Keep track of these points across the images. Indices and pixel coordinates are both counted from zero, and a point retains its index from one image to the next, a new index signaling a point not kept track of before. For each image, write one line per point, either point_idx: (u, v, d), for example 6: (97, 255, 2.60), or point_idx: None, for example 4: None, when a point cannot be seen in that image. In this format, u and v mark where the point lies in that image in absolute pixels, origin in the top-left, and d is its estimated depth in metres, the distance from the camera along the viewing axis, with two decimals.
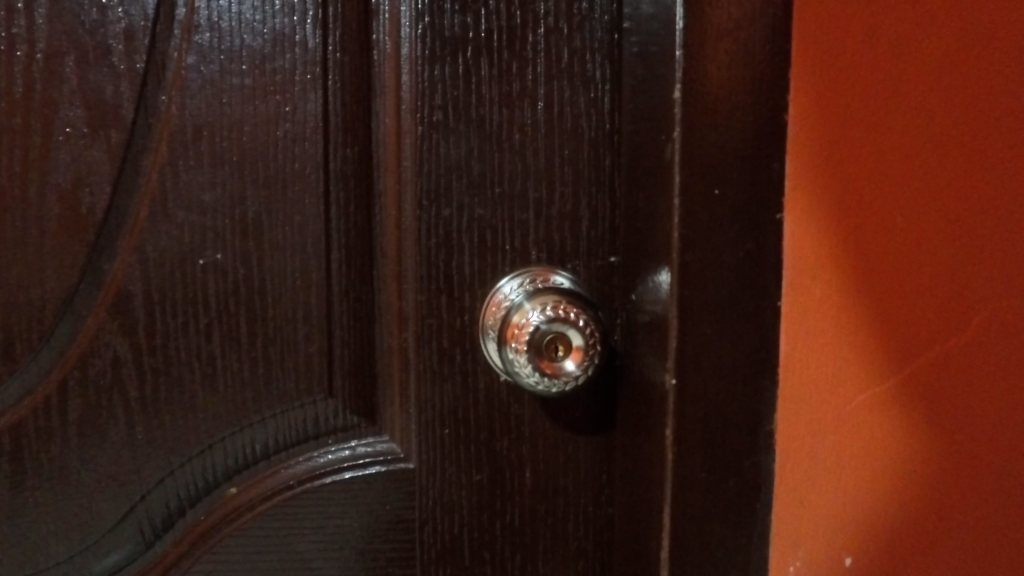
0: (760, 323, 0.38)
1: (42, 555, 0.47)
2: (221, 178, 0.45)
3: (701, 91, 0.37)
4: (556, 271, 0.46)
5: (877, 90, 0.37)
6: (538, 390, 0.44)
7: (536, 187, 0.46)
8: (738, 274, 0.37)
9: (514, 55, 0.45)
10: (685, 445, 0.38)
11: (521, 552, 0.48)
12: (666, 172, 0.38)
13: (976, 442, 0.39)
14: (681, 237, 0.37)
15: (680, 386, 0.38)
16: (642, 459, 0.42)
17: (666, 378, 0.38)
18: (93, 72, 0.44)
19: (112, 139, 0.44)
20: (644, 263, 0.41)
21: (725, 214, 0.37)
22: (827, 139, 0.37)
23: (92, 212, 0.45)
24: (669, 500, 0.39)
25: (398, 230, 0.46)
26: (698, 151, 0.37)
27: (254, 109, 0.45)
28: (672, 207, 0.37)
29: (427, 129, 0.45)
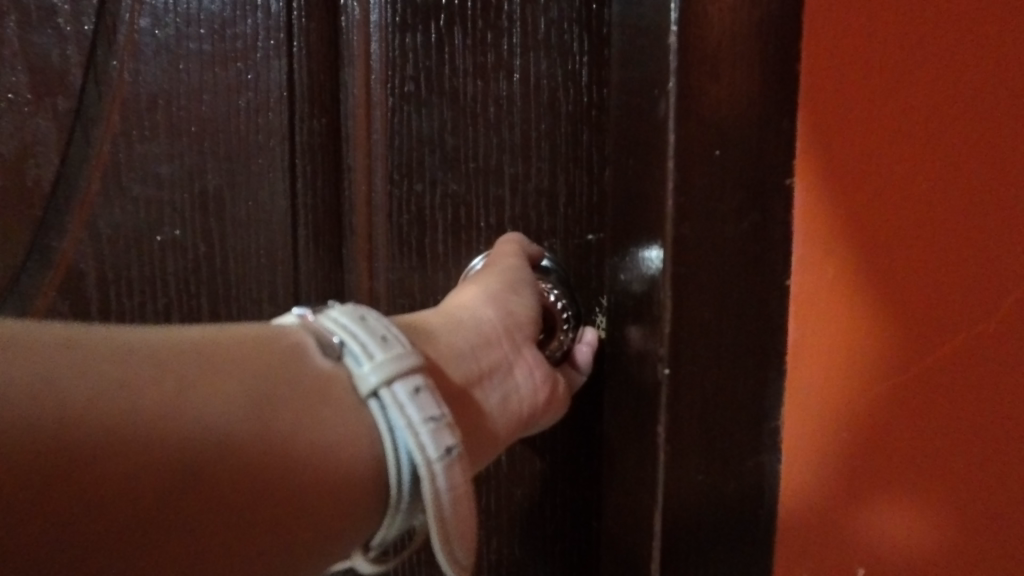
0: (759, 300, 0.37)
1: None
2: (179, 150, 0.42)
3: (697, 49, 0.34)
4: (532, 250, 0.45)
5: (887, 82, 0.35)
6: None
7: (511, 161, 0.44)
8: (735, 248, 0.37)
9: (489, 24, 0.43)
10: (676, 431, 0.37)
11: (497, 536, 0.47)
12: (660, 134, 0.36)
13: (992, 455, 0.36)
14: (676, 206, 0.35)
15: (674, 376, 0.36)
16: (624, 439, 0.41)
17: (660, 369, 0.36)
18: (37, 34, 0.41)
19: (58, 107, 0.41)
20: (633, 239, 0.39)
21: (721, 184, 0.36)
22: (830, 124, 0.35)
23: (38, 184, 0.42)
24: (663, 495, 0.37)
25: (369, 206, 0.44)
26: (696, 113, 0.35)
27: (213, 77, 0.42)
28: (667, 169, 0.35)
29: (399, 101, 0.43)
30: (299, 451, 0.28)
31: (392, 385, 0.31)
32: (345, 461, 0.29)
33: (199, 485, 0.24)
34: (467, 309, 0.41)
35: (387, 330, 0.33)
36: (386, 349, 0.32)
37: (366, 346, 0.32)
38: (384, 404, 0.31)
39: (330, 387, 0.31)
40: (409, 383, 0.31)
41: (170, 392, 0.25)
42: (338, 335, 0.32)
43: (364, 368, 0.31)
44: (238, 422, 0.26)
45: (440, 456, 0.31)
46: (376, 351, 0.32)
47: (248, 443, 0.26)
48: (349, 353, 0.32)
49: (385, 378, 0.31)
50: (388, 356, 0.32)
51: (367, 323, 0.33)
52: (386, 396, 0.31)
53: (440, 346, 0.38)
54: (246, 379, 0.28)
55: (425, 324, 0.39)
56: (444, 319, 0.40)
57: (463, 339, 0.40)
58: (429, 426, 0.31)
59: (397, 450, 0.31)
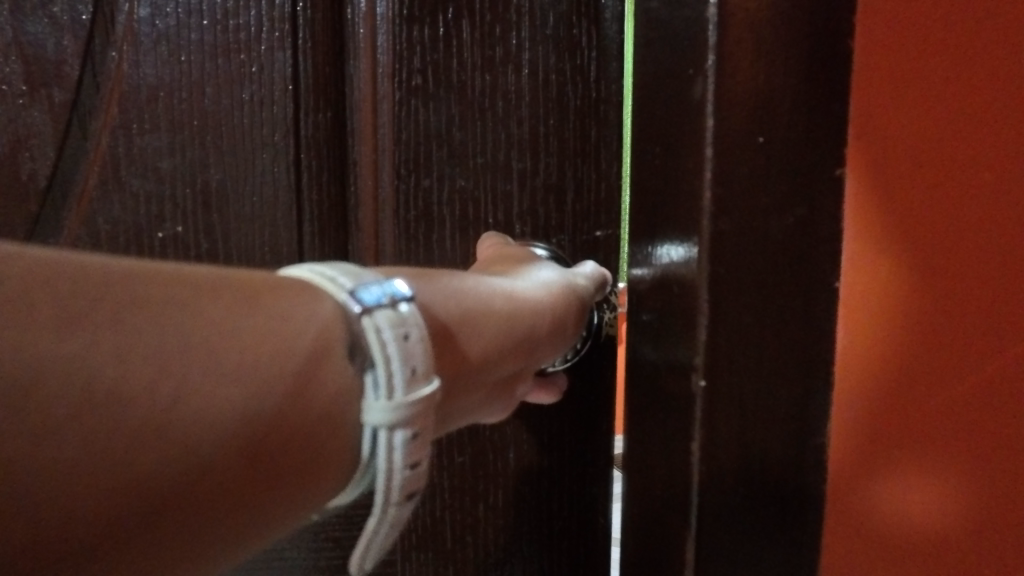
0: (807, 301, 0.32)
1: None
2: (180, 143, 0.41)
3: (741, 22, 0.30)
4: (534, 245, 0.44)
5: (928, 72, 0.30)
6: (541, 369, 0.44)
7: (519, 157, 0.44)
8: (784, 245, 0.31)
9: (497, 17, 0.43)
10: (714, 455, 0.32)
11: (505, 534, 0.47)
12: (697, 119, 0.31)
13: None
14: (713, 196, 0.30)
15: (710, 390, 0.31)
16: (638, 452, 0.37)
17: (694, 379, 0.32)
18: (32, 23, 0.40)
19: (54, 99, 0.40)
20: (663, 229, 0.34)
21: (764, 172, 0.31)
22: (878, 104, 0.31)
23: (33, 178, 0.41)
24: (694, 528, 0.32)
25: (375, 201, 0.44)
26: (739, 88, 0.30)
27: (215, 69, 0.41)
28: (703, 156, 0.31)
29: (406, 95, 0.43)
30: (303, 458, 0.23)
31: (394, 432, 0.25)
32: (336, 479, 0.25)
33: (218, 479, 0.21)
34: (525, 294, 0.37)
35: (423, 360, 0.26)
36: (409, 387, 0.25)
37: (392, 376, 0.25)
38: (375, 443, 0.25)
39: (335, 403, 0.24)
40: (413, 433, 0.25)
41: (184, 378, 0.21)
42: (371, 345, 0.25)
43: (373, 399, 0.25)
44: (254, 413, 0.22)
45: (400, 501, 0.26)
46: (398, 388, 0.25)
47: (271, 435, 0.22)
48: (371, 369, 0.25)
49: (392, 421, 0.25)
50: (407, 397, 0.25)
51: (410, 345, 0.26)
52: (383, 437, 0.25)
53: (478, 348, 0.32)
54: (262, 362, 0.23)
55: (471, 321, 0.32)
56: (499, 309, 0.34)
57: (506, 340, 0.34)
58: (405, 475, 0.26)
59: (371, 488, 0.26)
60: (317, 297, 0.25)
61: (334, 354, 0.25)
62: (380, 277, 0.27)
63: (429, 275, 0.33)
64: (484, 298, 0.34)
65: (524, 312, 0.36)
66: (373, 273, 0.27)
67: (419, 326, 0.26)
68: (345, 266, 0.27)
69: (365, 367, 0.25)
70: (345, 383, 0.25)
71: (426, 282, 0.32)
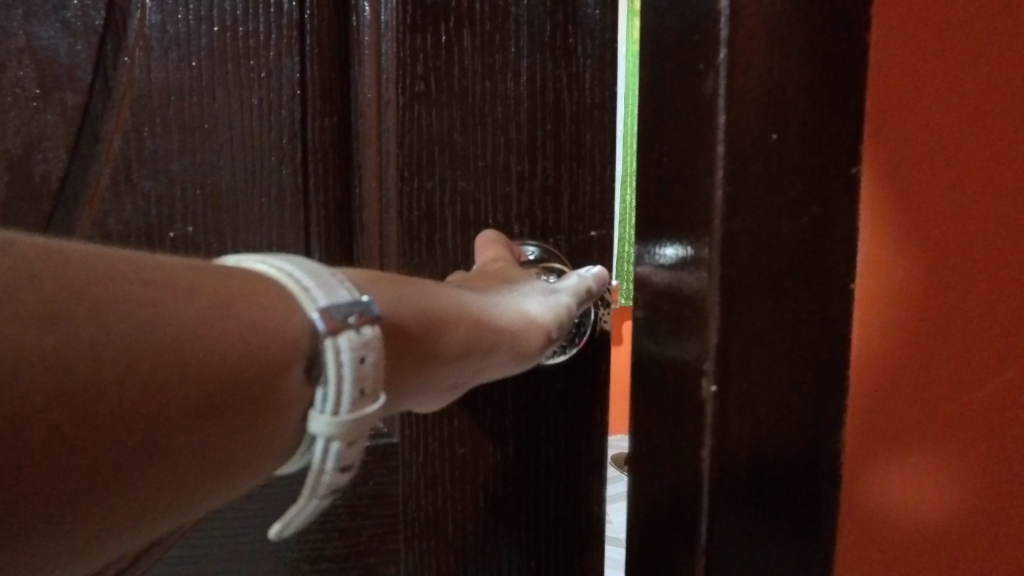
0: (808, 299, 0.33)
1: None
2: (191, 146, 0.43)
3: (750, 22, 0.31)
4: (526, 242, 0.47)
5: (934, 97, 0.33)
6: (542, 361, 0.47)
7: (518, 160, 0.46)
8: (787, 245, 0.33)
9: (497, 26, 0.45)
10: (717, 449, 0.33)
11: (504, 522, 0.49)
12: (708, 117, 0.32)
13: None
14: (725, 197, 0.31)
15: (722, 395, 0.32)
16: (637, 443, 0.39)
17: (705, 385, 0.33)
18: (44, 28, 0.41)
19: (67, 102, 0.41)
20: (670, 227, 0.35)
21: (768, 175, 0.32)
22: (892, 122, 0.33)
23: (46, 180, 0.42)
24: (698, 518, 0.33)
25: (380, 203, 0.45)
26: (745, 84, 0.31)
27: (225, 74, 0.42)
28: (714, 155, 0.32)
29: (409, 100, 0.44)
30: (256, 442, 0.25)
31: (331, 442, 0.27)
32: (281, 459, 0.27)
33: (180, 458, 0.22)
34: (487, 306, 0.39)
35: (372, 382, 0.27)
36: (355, 405, 0.27)
37: (340, 394, 0.27)
38: (313, 447, 0.27)
39: (286, 407, 0.26)
40: (349, 443, 0.28)
41: (158, 370, 0.21)
42: (328, 363, 0.26)
43: (318, 412, 0.27)
44: (220, 400, 0.23)
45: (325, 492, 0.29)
46: (343, 406, 0.27)
47: (234, 415, 0.24)
48: (322, 383, 0.27)
49: (331, 433, 0.27)
50: (350, 415, 0.27)
51: (364, 367, 0.27)
52: (320, 444, 0.27)
53: (433, 360, 0.34)
54: (231, 359, 0.23)
55: (432, 335, 0.34)
56: (460, 322, 0.36)
57: (461, 352, 0.36)
58: (334, 473, 0.28)
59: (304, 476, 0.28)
60: (287, 306, 0.26)
61: (294, 360, 0.26)
62: (354, 294, 0.28)
63: (400, 285, 0.34)
64: (448, 310, 0.35)
65: (483, 324, 0.38)
66: (347, 286, 0.28)
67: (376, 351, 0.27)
68: (324, 277, 0.28)
69: (318, 382, 0.27)
70: (298, 389, 0.26)
71: (398, 292, 0.33)
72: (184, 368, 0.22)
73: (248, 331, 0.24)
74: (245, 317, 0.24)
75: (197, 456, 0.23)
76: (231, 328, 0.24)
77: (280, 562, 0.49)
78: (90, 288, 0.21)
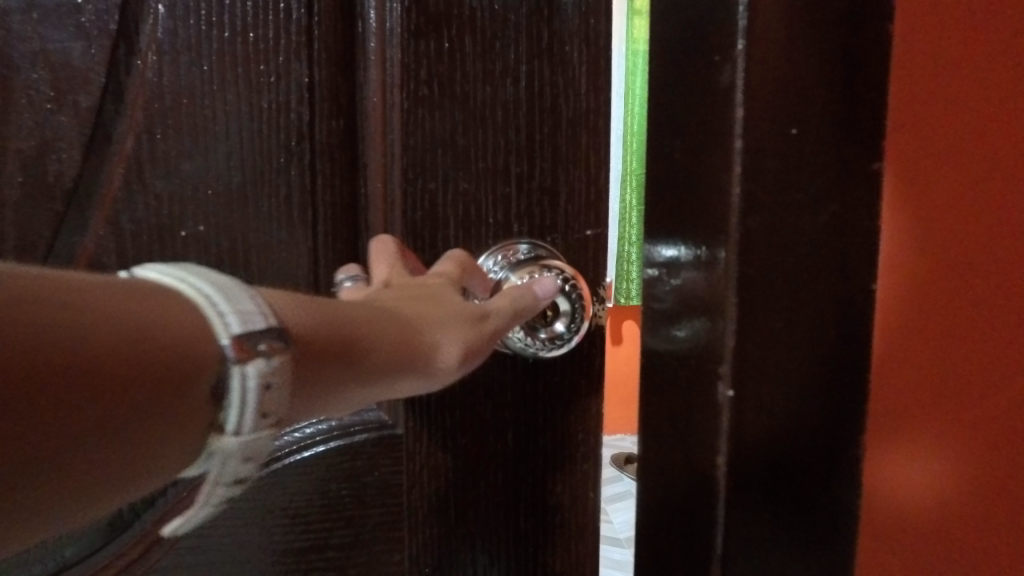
0: (794, 292, 0.36)
1: None
2: (202, 147, 0.44)
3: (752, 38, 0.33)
4: (518, 240, 0.49)
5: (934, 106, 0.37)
6: (542, 353, 0.47)
7: (517, 162, 0.48)
8: (786, 242, 0.35)
9: (497, 33, 0.46)
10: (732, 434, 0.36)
11: (504, 509, 0.51)
12: (724, 108, 0.34)
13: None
14: (742, 194, 0.34)
15: (736, 398, 0.35)
16: (653, 437, 0.42)
17: (723, 391, 0.36)
18: (59, 32, 0.42)
19: (80, 104, 0.43)
20: (687, 231, 0.38)
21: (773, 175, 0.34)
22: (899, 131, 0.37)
23: (59, 180, 0.43)
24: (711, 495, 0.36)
25: (385, 203, 0.47)
26: (760, 81, 0.33)
27: (235, 77, 0.44)
28: (732, 150, 0.34)
29: (413, 104, 0.46)
30: (166, 454, 0.26)
31: (231, 457, 0.28)
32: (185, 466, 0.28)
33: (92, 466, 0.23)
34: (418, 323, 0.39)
35: (275, 407, 0.28)
36: (256, 426, 0.28)
37: (241, 416, 0.28)
38: (211, 460, 0.28)
39: (191, 424, 0.26)
40: (248, 458, 0.29)
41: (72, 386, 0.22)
42: (234, 387, 0.27)
43: (220, 431, 0.27)
44: (134, 415, 0.24)
45: (222, 496, 0.31)
46: (243, 426, 0.28)
47: (150, 426, 0.25)
48: (226, 404, 0.27)
49: (230, 449, 0.28)
50: (251, 435, 0.28)
51: (268, 394, 0.28)
52: (216, 458, 0.28)
53: (357, 383, 0.34)
54: (148, 376, 0.24)
55: (358, 359, 0.34)
56: (387, 341, 0.36)
57: (387, 373, 0.36)
58: (231, 483, 0.30)
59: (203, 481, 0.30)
60: (200, 327, 0.27)
61: (206, 379, 0.26)
62: (271, 320, 0.28)
63: (326, 305, 0.33)
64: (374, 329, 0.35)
65: (413, 342, 0.38)
66: (264, 311, 0.28)
67: (283, 378, 0.28)
68: (242, 304, 0.28)
69: (223, 404, 0.27)
70: (205, 407, 0.27)
71: (328, 313, 0.33)
72: (104, 383, 0.23)
73: (165, 349, 0.25)
74: (161, 336, 0.25)
75: (110, 464, 0.23)
76: (152, 346, 0.24)
77: (285, 553, 0.50)
78: (17, 300, 0.21)
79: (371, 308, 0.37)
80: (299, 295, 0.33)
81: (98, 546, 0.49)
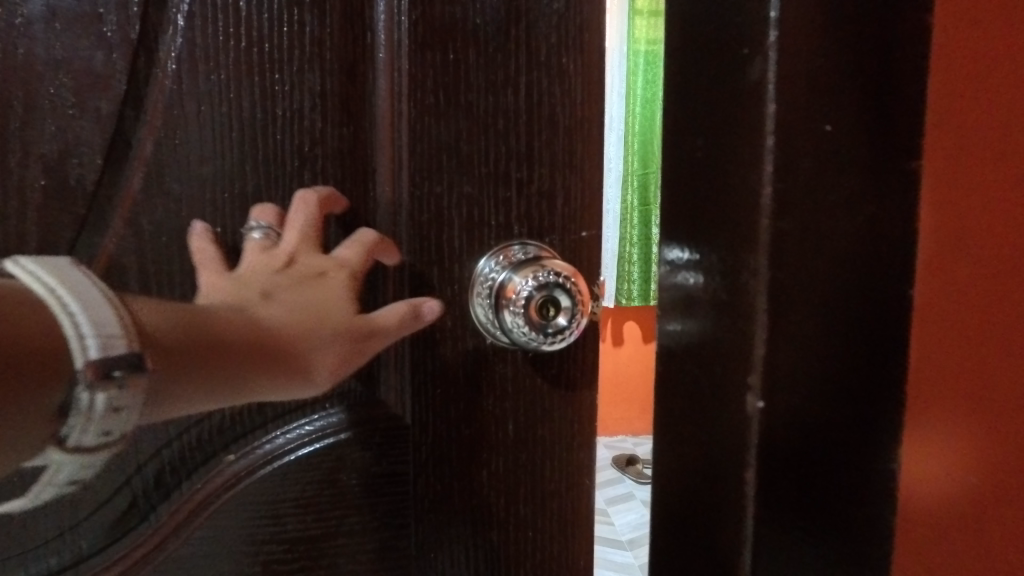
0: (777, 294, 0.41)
1: (43, 526, 0.49)
2: (218, 152, 0.46)
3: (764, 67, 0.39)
4: (514, 242, 0.51)
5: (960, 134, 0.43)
6: (544, 346, 0.47)
7: (517, 167, 0.51)
8: (809, 256, 0.41)
9: (499, 46, 0.49)
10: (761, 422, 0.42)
11: (504, 496, 0.54)
12: (756, 128, 0.40)
13: None
14: (771, 200, 0.40)
15: (764, 400, 0.42)
16: (689, 428, 0.48)
17: (754, 391, 0.42)
18: (82, 40, 0.44)
19: (102, 110, 0.45)
20: (718, 246, 0.44)
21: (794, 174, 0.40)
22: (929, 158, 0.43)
23: (81, 183, 0.45)
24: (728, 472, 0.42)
25: (393, 206, 0.50)
26: (782, 105, 0.39)
27: (251, 85, 0.46)
28: (765, 159, 0.40)
29: (420, 112, 0.49)
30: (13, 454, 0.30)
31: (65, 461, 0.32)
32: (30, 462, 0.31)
33: None
34: (280, 327, 0.42)
35: (118, 425, 0.32)
36: (94, 440, 0.32)
37: (80, 429, 0.31)
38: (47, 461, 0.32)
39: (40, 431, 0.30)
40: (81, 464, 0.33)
41: None
42: (80, 404, 0.30)
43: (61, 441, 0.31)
44: None
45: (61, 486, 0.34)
46: (81, 440, 0.31)
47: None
48: (73, 416, 0.31)
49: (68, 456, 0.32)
50: (88, 445, 0.32)
51: (113, 414, 0.31)
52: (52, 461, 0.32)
53: (211, 389, 0.37)
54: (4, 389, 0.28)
55: (216, 370, 0.37)
56: (245, 349, 0.39)
57: (243, 378, 0.39)
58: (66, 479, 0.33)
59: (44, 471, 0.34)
60: (60, 347, 0.30)
61: (58, 395, 0.30)
62: (128, 347, 0.31)
63: (183, 317, 0.36)
64: (231, 336, 0.38)
65: (274, 348, 0.41)
66: (127, 339, 0.31)
67: (127, 398, 0.32)
68: (103, 326, 0.30)
69: (67, 416, 0.31)
70: (57, 418, 0.30)
71: (199, 335, 0.36)
72: None
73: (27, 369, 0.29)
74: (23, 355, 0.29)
75: None
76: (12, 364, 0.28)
77: (295, 543, 0.52)
78: None
79: (253, 321, 0.40)
80: (172, 315, 0.36)
81: (113, 539, 0.50)
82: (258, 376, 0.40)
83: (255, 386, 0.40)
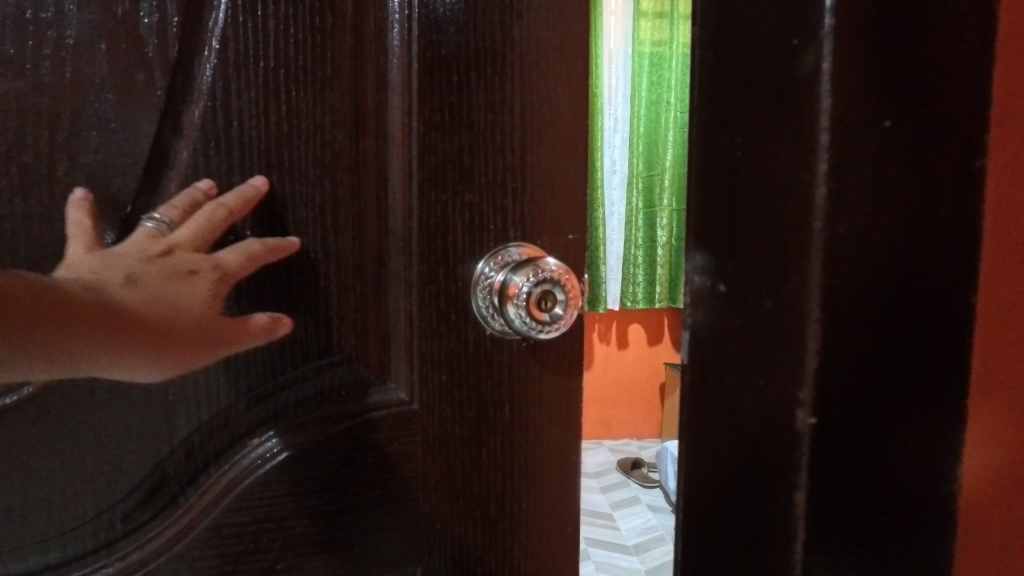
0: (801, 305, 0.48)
1: (74, 510, 0.53)
2: (248, 162, 0.51)
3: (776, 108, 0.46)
4: (509, 245, 0.57)
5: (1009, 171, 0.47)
6: (544, 335, 0.54)
7: (514, 177, 0.57)
8: (855, 270, 0.47)
9: (498, 70, 0.56)
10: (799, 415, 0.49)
11: (503, 472, 0.60)
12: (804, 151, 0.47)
13: None
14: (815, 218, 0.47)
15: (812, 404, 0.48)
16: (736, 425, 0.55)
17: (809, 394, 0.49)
18: (125, 60, 0.48)
19: (142, 123, 0.49)
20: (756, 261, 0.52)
21: (849, 195, 0.46)
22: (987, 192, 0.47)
23: (123, 189, 0.50)
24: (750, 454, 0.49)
25: (404, 211, 0.56)
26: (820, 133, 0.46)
27: (278, 103, 0.52)
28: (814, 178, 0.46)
29: (427, 129, 0.55)
30: None
31: None
32: None
33: None
34: (128, 306, 0.46)
35: None
36: None
37: None
38: None
39: None
40: None
41: None
42: None
43: None
44: None
45: None
46: None
47: None
48: None
49: None
50: None
51: None
52: None
53: (51, 356, 0.43)
54: None
55: (56, 344, 0.42)
56: (91, 327, 0.44)
57: (81, 351, 0.44)
58: None
59: None
60: None
61: None
62: None
63: (36, 291, 0.41)
64: (81, 311, 0.43)
65: (121, 327, 0.46)
66: None
67: None
68: None
69: None
70: None
71: (45, 313, 0.41)
72: None
73: None
74: None
75: None
76: None
77: (316, 519, 0.57)
78: None
79: (104, 302, 0.44)
80: (27, 290, 0.40)
81: (144, 522, 0.54)
82: (100, 351, 0.45)
83: (100, 357, 0.46)
